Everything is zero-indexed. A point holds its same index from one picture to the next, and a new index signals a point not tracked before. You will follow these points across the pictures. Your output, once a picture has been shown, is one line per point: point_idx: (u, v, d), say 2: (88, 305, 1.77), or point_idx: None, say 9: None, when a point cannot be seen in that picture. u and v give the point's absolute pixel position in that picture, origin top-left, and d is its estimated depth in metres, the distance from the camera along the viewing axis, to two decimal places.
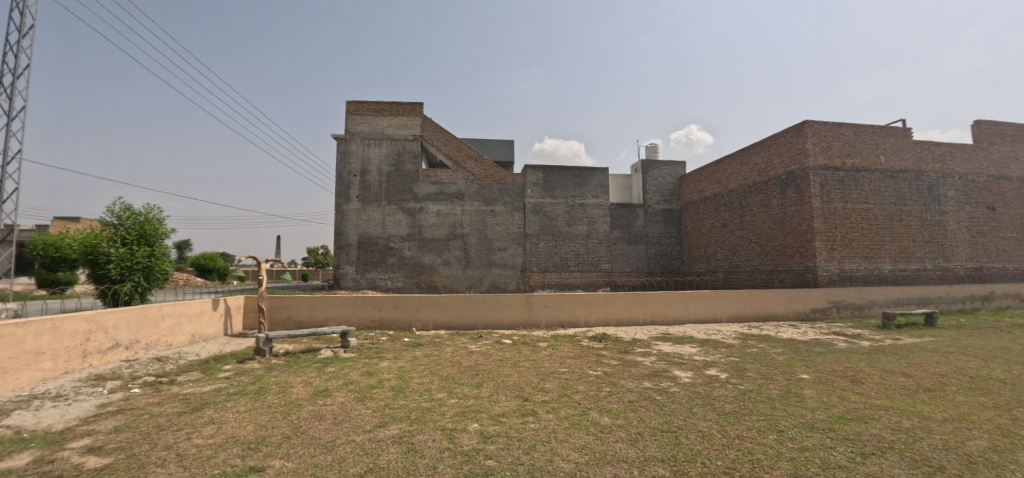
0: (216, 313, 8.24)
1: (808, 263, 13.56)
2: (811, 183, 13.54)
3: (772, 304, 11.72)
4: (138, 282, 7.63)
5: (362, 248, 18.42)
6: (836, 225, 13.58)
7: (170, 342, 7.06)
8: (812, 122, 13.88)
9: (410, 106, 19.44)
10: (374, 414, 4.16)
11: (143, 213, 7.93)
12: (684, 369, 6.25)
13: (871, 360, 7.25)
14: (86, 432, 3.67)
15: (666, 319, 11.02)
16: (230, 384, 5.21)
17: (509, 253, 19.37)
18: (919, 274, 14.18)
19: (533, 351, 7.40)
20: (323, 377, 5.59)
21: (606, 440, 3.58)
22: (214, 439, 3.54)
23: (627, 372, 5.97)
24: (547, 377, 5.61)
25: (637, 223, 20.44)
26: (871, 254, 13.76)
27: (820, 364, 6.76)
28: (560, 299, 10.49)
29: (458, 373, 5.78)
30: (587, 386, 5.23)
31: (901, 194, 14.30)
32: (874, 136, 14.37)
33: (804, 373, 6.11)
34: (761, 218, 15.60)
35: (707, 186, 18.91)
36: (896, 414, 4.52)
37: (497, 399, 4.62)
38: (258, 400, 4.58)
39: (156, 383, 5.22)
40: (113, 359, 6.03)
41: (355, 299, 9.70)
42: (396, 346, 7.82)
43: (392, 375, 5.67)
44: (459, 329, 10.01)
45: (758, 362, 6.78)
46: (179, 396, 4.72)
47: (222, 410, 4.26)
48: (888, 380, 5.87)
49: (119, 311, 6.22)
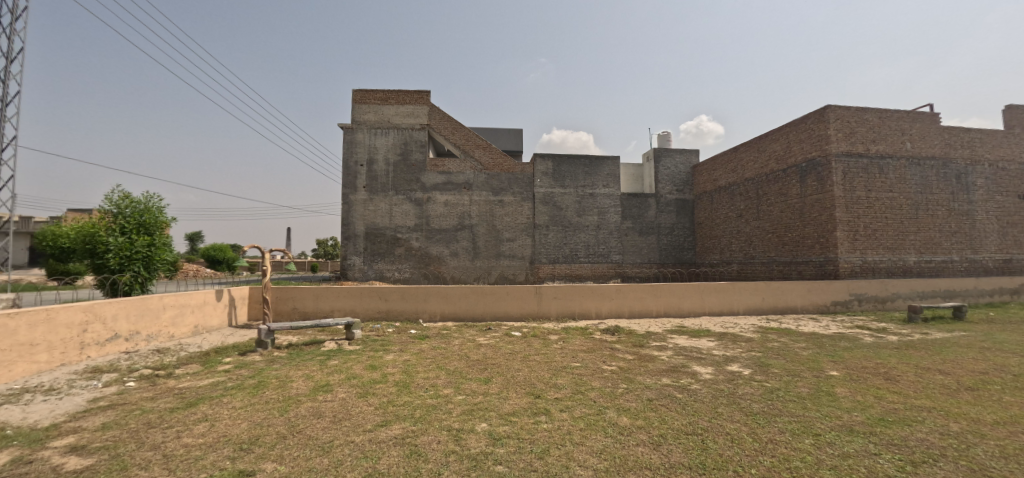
0: (219, 304, 8.08)
1: (828, 254, 13.06)
2: (832, 171, 12.98)
3: (791, 298, 11.28)
4: (139, 272, 7.43)
5: (369, 239, 18.24)
6: (859, 214, 13.00)
7: (172, 334, 6.90)
8: (835, 107, 13.27)
9: (417, 94, 19.07)
10: (376, 411, 3.91)
11: (143, 202, 7.72)
12: (704, 364, 5.91)
13: (902, 356, 6.84)
14: (71, 430, 3.48)
15: (681, 312, 10.65)
16: (229, 377, 5.00)
17: (518, 244, 19.07)
18: (944, 266, 13.60)
19: (543, 344, 7.11)
20: (326, 371, 5.35)
21: (627, 444, 3.28)
22: (205, 439, 3.33)
23: (644, 367, 5.65)
24: (559, 372, 5.31)
25: (649, 213, 19.97)
26: (895, 245, 13.19)
27: (848, 360, 6.37)
28: (570, 290, 10.18)
29: (466, 368, 5.51)
30: (603, 382, 4.93)
31: (928, 182, 13.64)
32: (900, 121, 13.71)
33: (834, 370, 5.74)
34: (779, 207, 15.03)
35: (721, 175, 18.34)
36: (941, 416, 4.14)
37: (506, 395, 4.33)
38: (256, 395, 4.36)
39: (153, 376, 5.03)
40: (112, 350, 5.87)
41: (360, 290, 9.50)
42: (402, 338, 7.59)
43: (396, 370, 5.41)
44: (467, 321, 9.77)
45: (782, 358, 6.40)
46: (174, 390, 4.51)
47: (216, 405, 4.04)
48: (926, 378, 5.47)
49: (118, 302, 6.05)
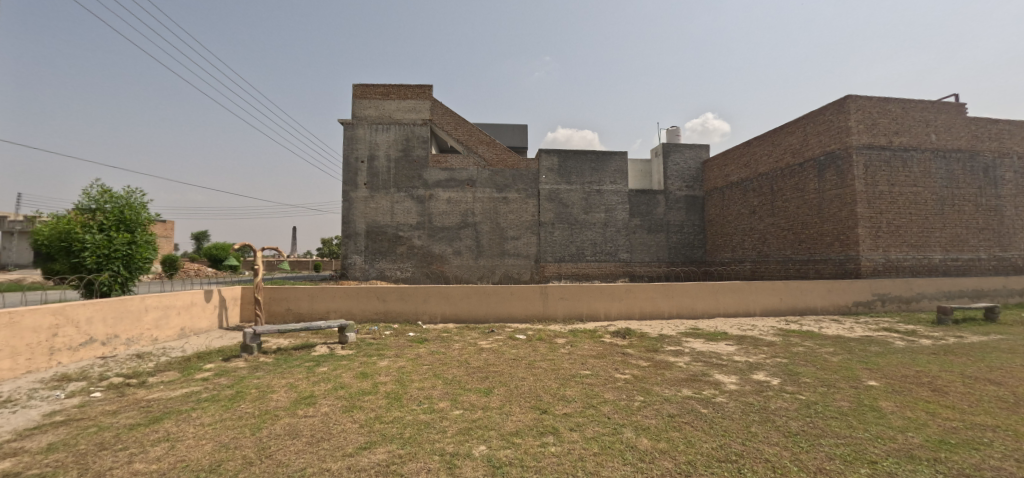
0: (209, 305, 7.68)
1: (849, 252, 12.42)
2: (853, 164, 12.34)
3: (810, 298, 10.69)
4: (118, 271, 7.09)
5: (370, 238, 17.85)
6: (882, 210, 12.33)
7: (155, 337, 6.50)
8: (856, 97, 12.60)
9: (419, 89, 18.61)
10: (360, 430, 3.43)
11: (124, 197, 7.34)
12: (727, 372, 5.38)
13: (944, 362, 6.25)
14: (11, 452, 3.05)
15: (694, 312, 10.11)
16: (205, 388, 4.56)
17: (522, 242, 18.57)
18: (971, 265, 12.90)
19: (550, 349, 6.60)
20: (312, 379, 4.90)
21: (650, 475, 2.78)
22: (159, 465, 2.88)
23: (661, 376, 5.13)
24: (568, 382, 4.81)
25: (658, 210, 19.38)
26: (920, 242, 12.52)
27: (885, 368, 5.81)
28: (578, 290, 9.68)
29: (465, 376, 5.03)
30: (616, 394, 4.42)
31: (954, 176, 12.94)
32: (924, 112, 13.02)
33: (872, 380, 5.20)
34: (796, 203, 14.41)
35: (733, 171, 17.72)
36: (1011, 437, 3.60)
37: (509, 411, 3.84)
38: (229, 409, 3.91)
39: (122, 385, 4.60)
40: (87, 356, 5.47)
41: (357, 290, 9.06)
42: (400, 342, 7.13)
43: (389, 379, 4.93)
44: (469, 322, 9.29)
45: (812, 365, 5.86)
46: (141, 403, 4.07)
47: (182, 422, 3.59)
48: (976, 390, 4.92)
49: (94, 304, 5.64)
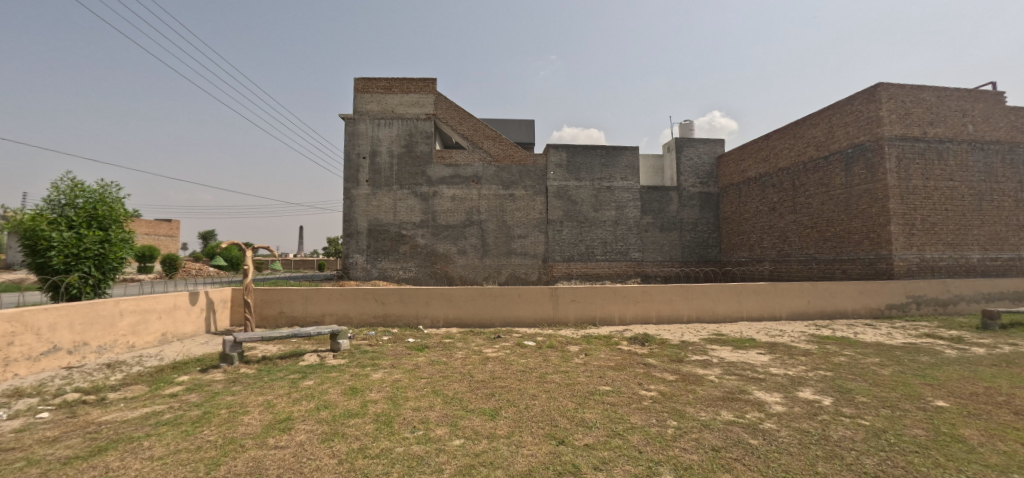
0: (194, 309, 7.12)
1: (880, 251, 11.60)
2: (885, 156, 11.51)
3: (840, 300, 9.91)
4: (89, 272, 6.61)
5: (372, 236, 17.32)
6: (915, 206, 11.49)
7: (132, 344, 5.95)
8: (888, 84, 11.76)
9: (423, 82, 18.03)
10: (338, 469, 2.80)
11: (96, 191, 6.83)
12: (768, 389, 4.69)
13: (1011, 376, 5.49)
14: None
15: (715, 316, 9.40)
16: (170, 407, 3.96)
17: (530, 241, 17.92)
18: (1011, 265, 12.02)
19: (563, 359, 5.94)
20: (293, 396, 4.30)
21: None
22: None
23: (692, 394, 4.46)
24: (586, 402, 4.16)
25: (671, 208, 18.60)
26: (957, 241, 11.64)
27: (948, 384, 5.07)
28: (590, 292, 9.00)
29: (468, 394, 4.38)
30: (645, 418, 3.76)
31: (992, 169, 12.05)
32: (960, 101, 12.12)
33: (939, 399, 4.47)
34: (820, 199, 13.61)
35: (750, 166, 16.93)
36: None
37: (520, 441, 3.21)
38: (190, 436, 3.32)
39: (77, 404, 4.02)
40: (50, 366, 4.94)
41: (355, 292, 8.48)
42: (397, 349, 6.51)
43: (381, 396, 4.32)
44: (473, 327, 8.68)
45: (862, 379, 5.14)
46: (90, 427, 3.49)
47: (129, 454, 3.00)
48: None
49: (60, 308, 5.10)
